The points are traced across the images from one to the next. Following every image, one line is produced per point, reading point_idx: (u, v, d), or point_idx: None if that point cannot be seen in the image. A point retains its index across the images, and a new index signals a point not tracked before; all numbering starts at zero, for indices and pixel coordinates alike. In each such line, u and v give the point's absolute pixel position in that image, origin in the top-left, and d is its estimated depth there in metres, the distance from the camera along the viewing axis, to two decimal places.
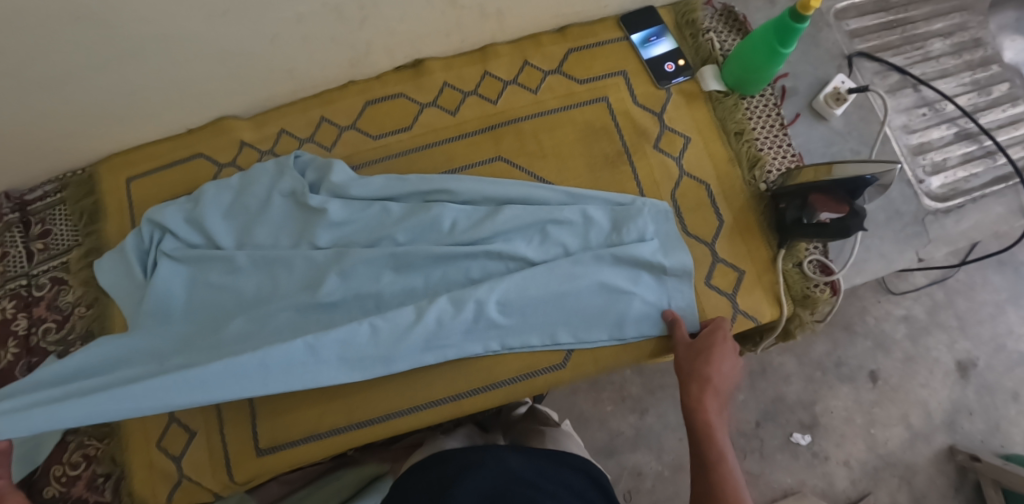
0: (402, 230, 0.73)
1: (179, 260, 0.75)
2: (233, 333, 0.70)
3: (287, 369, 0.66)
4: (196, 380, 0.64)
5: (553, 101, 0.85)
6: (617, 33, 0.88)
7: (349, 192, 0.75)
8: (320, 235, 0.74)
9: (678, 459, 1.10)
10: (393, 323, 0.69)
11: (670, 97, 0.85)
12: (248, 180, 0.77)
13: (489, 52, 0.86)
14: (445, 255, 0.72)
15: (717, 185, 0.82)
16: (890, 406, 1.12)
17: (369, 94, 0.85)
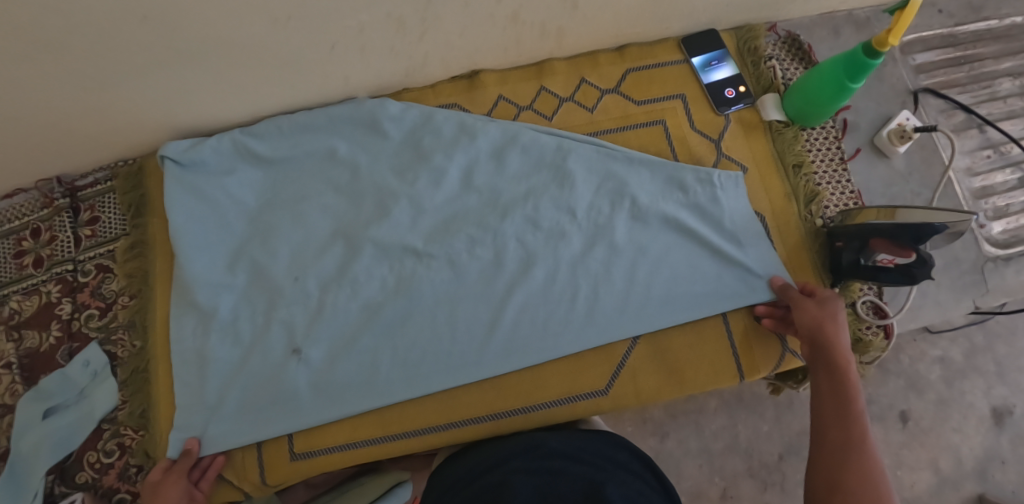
0: (469, 210, 0.81)
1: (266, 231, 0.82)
2: (291, 249, 0.82)
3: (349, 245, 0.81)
4: (262, 239, 0.82)
5: (607, 122, 0.84)
6: (677, 56, 0.86)
7: (422, 181, 0.82)
8: (375, 219, 0.81)
9: (697, 487, 1.08)
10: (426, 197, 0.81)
11: (728, 124, 0.83)
12: (308, 194, 0.84)
13: (545, 67, 0.85)
14: (457, 193, 0.81)
15: (771, 219, 0.80)
16: (918, 449, 1.19)
17: (421, 103, 0.85)
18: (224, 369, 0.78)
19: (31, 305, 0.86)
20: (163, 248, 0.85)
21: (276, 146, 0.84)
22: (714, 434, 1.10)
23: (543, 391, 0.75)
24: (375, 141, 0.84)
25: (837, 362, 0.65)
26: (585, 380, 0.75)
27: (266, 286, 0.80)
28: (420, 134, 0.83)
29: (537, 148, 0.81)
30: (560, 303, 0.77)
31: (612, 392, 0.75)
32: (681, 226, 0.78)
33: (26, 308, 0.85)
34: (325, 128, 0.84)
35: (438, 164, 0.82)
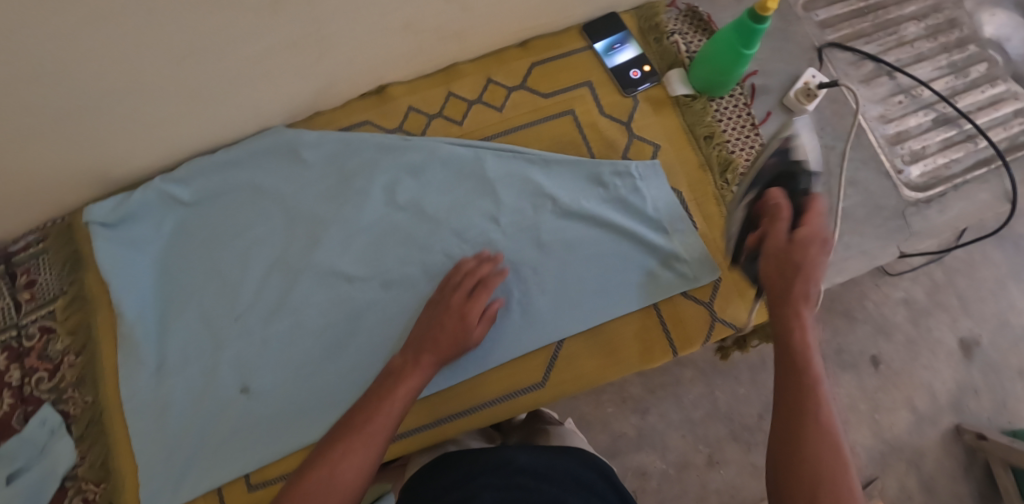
0: (395, 224, 0.82)
1: (202, 271, 0.84)
2: (229, 286, 0.83)
3: (282, 275, 0.83)
4: (200, 281, 0.84)
5: (518, 118, 0.84)
6: (581, 43, 0.87)
7: (346, 201, 0.83)
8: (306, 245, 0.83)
9: (683, 457, 1.10)
10: (350, 216, 0.82)
11: (637, 104, 0.84)
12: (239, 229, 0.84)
13: (452, 72, 0.86)
14: (381, 209, 0.82)
15: (688, 192, 0.81)
16: (893, 390, 1.20)
17: (335, 124, 0.86)
18: (178, 417, 0.79)
19: None
20: (104, 300, 0.86)
21: (202, 190, 0.85)
22: (692, 404, 1.12)
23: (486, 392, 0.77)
24: (294, 169, 0.84)
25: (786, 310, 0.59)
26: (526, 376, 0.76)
27: (208, 329, 0.82)
28: (339, 157, 0.84)
29: (455, 159, 0.82)
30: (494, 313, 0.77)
31: (551, 383, 0.76)
32: (603, 219, 0.79)
33: None
34: (246, 165, 0.85)
35: (357, 182, 0.83)
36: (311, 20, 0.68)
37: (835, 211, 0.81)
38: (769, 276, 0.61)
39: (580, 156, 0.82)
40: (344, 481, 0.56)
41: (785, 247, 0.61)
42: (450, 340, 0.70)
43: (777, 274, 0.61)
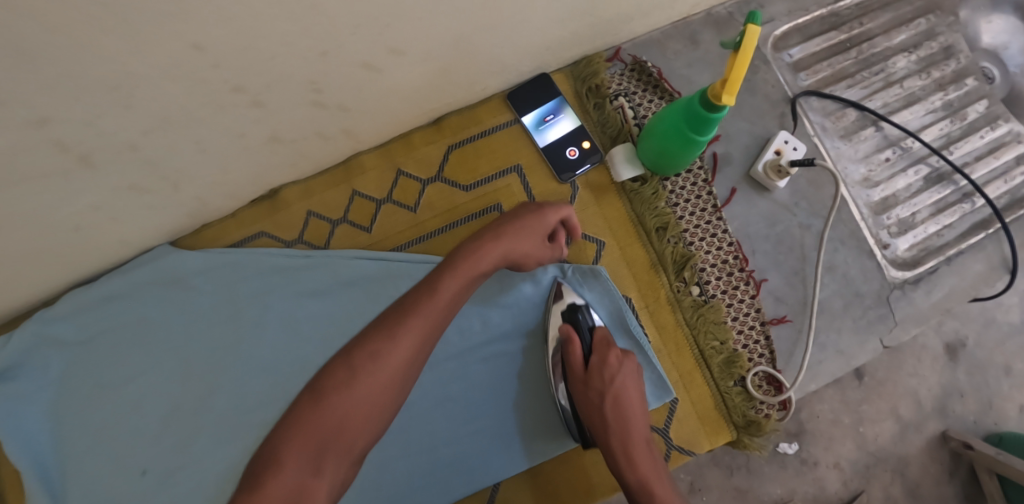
0: (301, 356, 0.71)
1: (91, 421, 0.75)
2: (127, 434, 0.75)
3: (186, 419, 0.74)
4: (93, 431, 0.75)
5: (433, 221, 0.71)
6: (506, 116, 0.73)
7: (248, 334, 0.72)
8: (210, 389, 0.73)
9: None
10: (254, 349, 0.72)
11: (576, 192, 0.71)
12: (127, 371, 0.75)
13: (353, 165, 0.72)
14: (286, 341, 0.71)
15: (638, 299, 0.70)
16: (877, 401, 1.06)
17: (224, 238, 0.74)
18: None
19: None
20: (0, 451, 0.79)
21: (84, 327, 0.75)
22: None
23: None
24: (181, 299, 0.73)
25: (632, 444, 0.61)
26: None
27: (112, 488, 0.74)
28: (232, 284, 0.72)
29: (361, 278, 0.70)
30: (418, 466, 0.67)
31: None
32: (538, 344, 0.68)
33: None
34: (128, 297, 0.74)
35: (262, 314, 0.71)
36: (141, 164, 0.56)
37: (808, 304, 0.71)
38: (629, 436, 0.61)
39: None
40: (391, 357, 0.49)
41: (602, 385, 0.62)
42: (499, 252, 0.57)
43: (622, 432, 0.61)
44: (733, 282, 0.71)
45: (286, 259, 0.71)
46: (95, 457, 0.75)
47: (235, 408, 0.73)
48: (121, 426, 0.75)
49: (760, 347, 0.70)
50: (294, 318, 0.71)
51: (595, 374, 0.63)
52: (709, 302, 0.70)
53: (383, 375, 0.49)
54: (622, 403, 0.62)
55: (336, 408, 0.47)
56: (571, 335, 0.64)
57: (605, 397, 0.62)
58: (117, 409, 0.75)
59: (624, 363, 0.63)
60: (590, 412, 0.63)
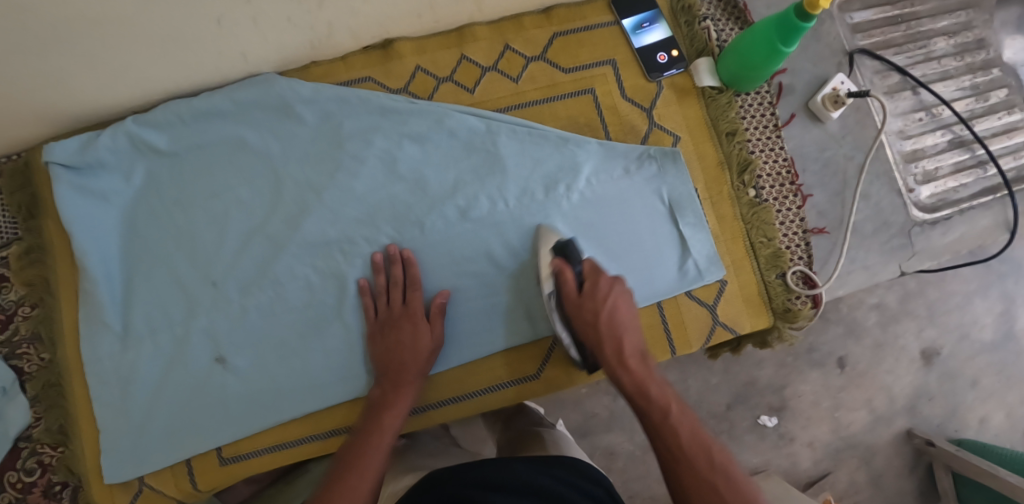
0: (390, 193, 0.76)
1: (170, 228, 0.78)
2: (203, 244, 0.77)
3: (264, 239, 0.76)
4: (173, 239, 0.78)
5: (532, 92, 0.79)
6: (608, 17, 0.81)
7: (342, 166, 0.76)
8: (292, 215, 0.76)
9: (650, 440, 1.15)
10: (346, 179, 0.76)
11: (661, 91, 0.80)
12: (213, 186, 0.77)
13: (465, 33, 0.79)
14: (381, 181, 0.76)
15: (702, 190, 0.79)
16: (855, 391, 1.18)
17: (332, 77, 0.78)
18: (146, 387, 0.76)
19: None
20: (61, 251, 0.80)
21: (179, 138, 0.78)
22: None
23: (494, 375, 0.75)
24: (285, 126, 0.77)
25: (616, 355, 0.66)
26: (533, 356, 0.76)
27: (182, 292, 0.77)
28: (339, 119, 0.77)
29: (464, 130, 0.76)
30: (484, 304, 0.75)
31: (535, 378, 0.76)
32: (618, 206, 0.77)
33: None
34: (229, 116, 0.77)
35: (367, 154, 0.76)
36: None
37: (844, 221, 0.82)
38: (622, 346, 0.67)
39: (595, 139, 0.78)
40: (385, 428, 0.66)
41: (591, 316, 0.67)
42: (425, 340, 0.71)
43: (617, 344, 0.67)
44: (784, 193, 0.80)
45: (395, 104, 0.76)
46: (171, 264, 0.77)
47: (314, 238, 0.76)
48: (199, 237, 0.77)
49: (800, 250, 0.80)
50: (394, 159, 0.76)
51: (588, 298, 0.68)
52: (762, 204, 0.80)
53: (385, 435, 0.65)
54: (617, 324, 0.68)
55: (372, 426, 0.66)
56: (564, 266, 0.68)
57: (600, 313, 0.67)
58: (199, 220, 0.77)
59: (614, 287, 0.69)
60: (585, 329, 0.68)
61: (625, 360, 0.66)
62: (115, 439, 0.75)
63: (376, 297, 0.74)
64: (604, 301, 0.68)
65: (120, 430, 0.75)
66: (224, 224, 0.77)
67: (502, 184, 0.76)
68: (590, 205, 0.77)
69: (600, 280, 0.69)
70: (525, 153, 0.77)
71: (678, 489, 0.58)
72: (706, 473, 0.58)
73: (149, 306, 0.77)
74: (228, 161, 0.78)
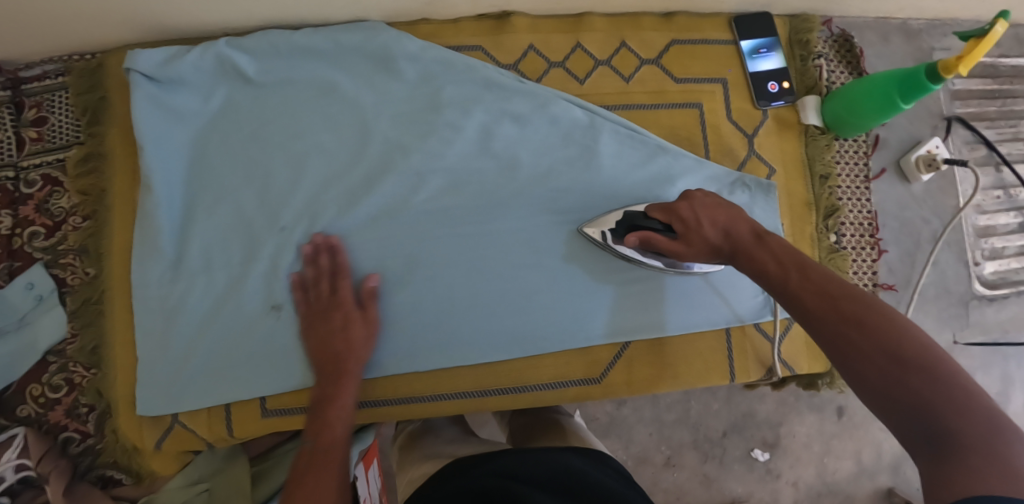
0: (478, 169, 0.73)
1: (240, 161, 0.73)
2: (274, 185, 0.72)
3: (339, 192, 0.72)
4: (240, 174, 0.73)
5: (640, 95, 0.77)
6: (726, 35, 0.80)
7: (434, 132, 0.72)
8: (373, 171, 0.72)
9: (643, 452, 1.17)
10: (436, 146, 0.72)
11: (765, 120, 0.79)
12: (294, 126, 0.73)
13: (583, 21, 0.77)
14: (471, 155, 0.73)
15: (788, 226, 0.78)
16: (846, 440, 1.21)
17: (440, 38, 0.75)
18: (190, 324, 0.71)
19: None
20: (119, 164, 0.75)
21: (270, 70, 0.73)
22: (666, 407, 1.18)
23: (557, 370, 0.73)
24: (384, 79, 0.73)
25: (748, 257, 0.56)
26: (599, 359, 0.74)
27: (241, 231, 0.72)
28: (439, 80, 0.73)
29: (567, 119, 0.74)
30: (557, 301, 0.73)
31: (562, 390, 0.73)
32: None
33: None
34: (327, 57, 0.73)
35: (464, 123, 0.72)
36: None
37: (912, 283, 0.83)
38: (745, 247, 0.57)
39: (695, 155, 0.77)
40: (335, 425, 0.64)
41: (698, 232, 0.59)
42: (358, 335, 0.68)
43: (733, 246, 0.57)
44: (862, 243, 0.81)
45: (503, 79, 0.73)
46: (235, 199, 0.72)
47: (392, 201, 0.72)
48: (270, 177, 0.72)
49: None
50: (490, 135, 0.73)
51: (687, 223, 0.60)
52: (840, 251, 0.80)
53: (333, 436, 0.63)
54: (734, 223, 0.59)
55: (316, 428, 0.64)
56: (649, 233, 0.63)
57: (712, 231, 0.59)
58: (272, 158, 0.73)
59: (698, 198, 0.61)
60: (697, 249, 0.59)
61: (748, 246, 0.57)
62: (146, 371, 0.71)
63: (307, 290, 0.70)
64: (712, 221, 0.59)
65: (153, 364, 0.70)
66: (299, 168, 0.72)
67: (597, 182, 0.74)
68: None
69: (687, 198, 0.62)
70: (626, 153, 0.75)
71: (891, 399, 0.43)
72: (909, 383, 0.42)
73: (202, 239, 0.72)
74: (315, 105, 0.73)
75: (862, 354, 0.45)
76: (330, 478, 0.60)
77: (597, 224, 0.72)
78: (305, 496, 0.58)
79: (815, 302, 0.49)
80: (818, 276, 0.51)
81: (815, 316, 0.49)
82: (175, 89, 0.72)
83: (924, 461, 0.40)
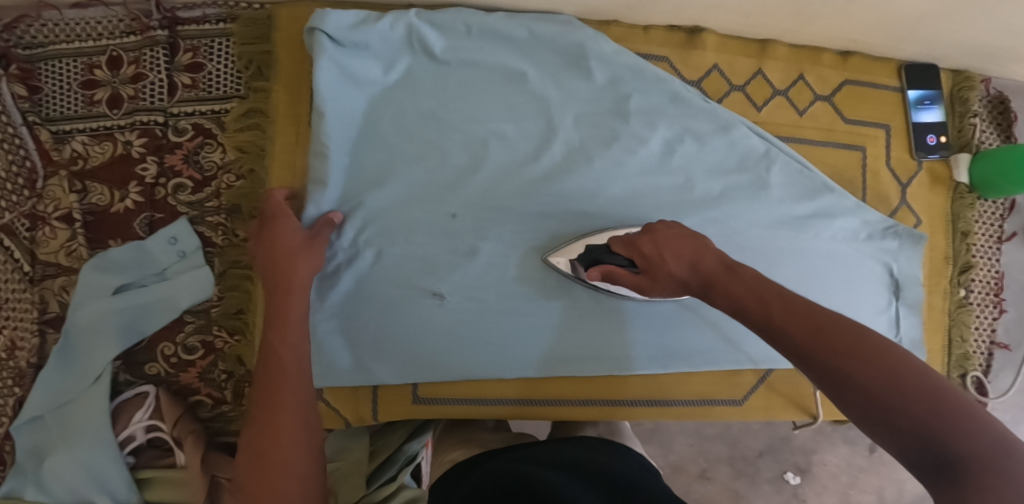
0: (651, 182, 0.73)
1: (418, 137, 0.71)
2: (450, 168, 0.71)
3: (512, 187, 0.71)
4: (418, 154, 0.70)
5: (810, 130, 0.78)
6: (894, 82, 0.80)
7: (617, 138, 0.72)
8: (549, 170, 0.72)
9: (680, 462, 1.17)
10: (615, 155, 0.73)
11: (920, 171, 0.81)
12: (477, 112, 0.71)
13: (768, 48, 0.77)
14: (650, 170, 0.73)
15: (926, 277, 0.81)
16: (873, 476, 1.22)
17: (631, 44, 0.74)
18: (350, 301, 0.69)
19: (100, 152, 0.74)
20: (282, 126, 0.70)
21: (459, 50, 0.70)
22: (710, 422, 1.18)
23: (704, 388, 0.75)
24: (573, 77, 0.72)
25: (718, 293, 0.52)
26: (744, 382, 0.76)
27: (409, 212, 0.70)
28: (627, 86, 0.72)
29: (743, 145, 0.75)
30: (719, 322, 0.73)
31: (586, 407, 0.72)
32: (854, 265, 0.78)
33: (94, 155, 0.74)
34: (519, 46, 0.71)
35: (649, 137, 0.73)
36: None
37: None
38: (714, 281, 0.53)
39: (855, 198, 0.78)
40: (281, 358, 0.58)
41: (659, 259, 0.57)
42: (299, 266, 0.63)
43: (699, 269, 0.55)
44: (986, 301, 0.84)
45: (694, 97, 0.74)
46: (407, 179, 0.70)
47: (566, 202, 0.72)
48: (447, 161, 0.71)
49: (981, 358, 0.84)
50: (670, 150, 0.74)
51: (656, 262, 0.57)
52: (967, 306, 0.83)
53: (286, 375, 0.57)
54: (701, 254, 0.56)
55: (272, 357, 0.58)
56: (614, 267, 0.59)
57: (676, 263, 0.56)
58: (454, 140, 0.71)
59: (664, 231, 0.59)
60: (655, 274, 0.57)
61: (731, 275, 0.52)
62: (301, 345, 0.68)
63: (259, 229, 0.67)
64: (679, 260, 0.56)
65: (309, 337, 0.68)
66: (478, 155, 0.71)
67: (761, 210, 0.76)
68: (837, 256, 0.78)
69: (656, 233, 0.59)
70: (795, 186, 0.76)
71: (901, 430, 0.39)
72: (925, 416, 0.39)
73: (367, 216, 0.69)
74: (500, 93, 0.71)
75: (858, 386, 0.41)
76: (291, 423, 0.55)
77: (562, 253, 0.70)
78: (263, 438, 0.54)
79: (799, 333, 0.45)
80: (799, 307, 0.47)
81: (801, 352, 0.44)
82: (359, 56, 0.69)
83: (937, 489, 0.37)
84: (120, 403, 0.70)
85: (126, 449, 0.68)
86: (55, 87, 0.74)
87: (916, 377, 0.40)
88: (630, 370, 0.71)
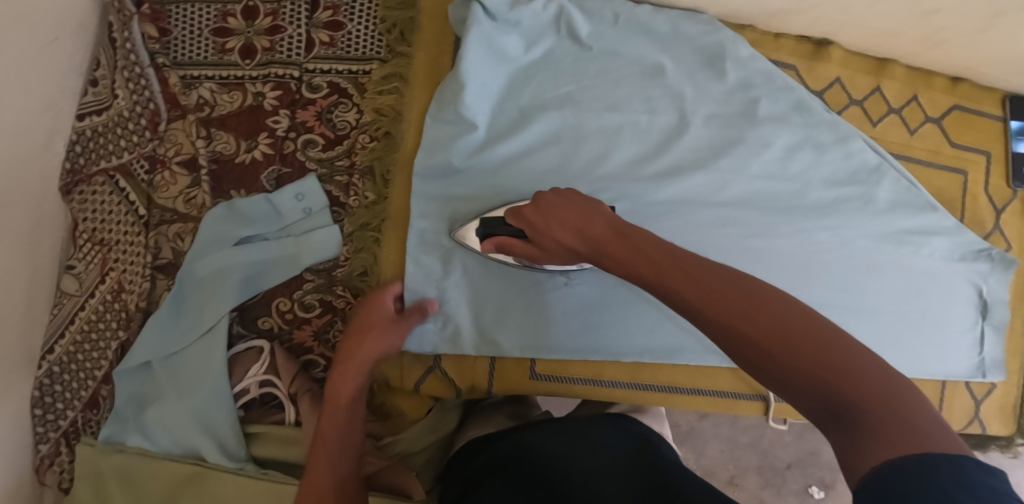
0: (770, 183, 0.75)
1: (555, 118, 0.71)
2: (583, 151, 0.71)
3: (640, 176, 0.72)
4: (553, 134, 0.71)
5: (919, 150, 0.81)
6: (998, 112, 0.83)
7: (744, 137, 0.74)
8: (676, 163, 0.73)
9: (710, 465, 1.05)
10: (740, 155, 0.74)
11: (1014, 199, 0.84)
12: (614, 99, 0.72)
13: (887, 67, 0.79)
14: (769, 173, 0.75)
15: (1012, 300, 0.84)
16: None
17: (762, 49, 0.76)
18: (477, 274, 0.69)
19: (227, 101, 0.74)
20: (421, 91, 0.69)
21: (604, 36, 0.72)
22: (743, 429, 1.06)
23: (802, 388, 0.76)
24: (708, 76, 0.73)
25: (609, 265, 0.49)
26: None
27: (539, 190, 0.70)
28: (758, 89, 0.74)
29: (859, 158, 0.77)
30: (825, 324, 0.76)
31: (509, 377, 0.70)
32: (949, 283, 0.80)
33: (222, 103, 0.73)
34: (661, 40, 0.73)
35: (773, 140, 0.75)
36: None
37: None
38: (601, 247, 0.50)
39: (955, 219, 0.81)
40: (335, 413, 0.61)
41: (545, 226, 0.55)
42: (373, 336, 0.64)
43: (587, 232, 0.51)
44: None
45: (820, 107, 0.75)
46: (540, 157, 0.70)
47: (690, 195, 0.73)
48: (581, 144, 0.71)
49: None
50: (790, 155, 0.75)
51: (544, 230, 0.55)
52: None
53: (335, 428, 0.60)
54: (588, 211, 0.53)
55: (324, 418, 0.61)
56: (506, 240, 0.61)
57: (566, 228, 0.53)
58: (589, 124, 0.72)
59: (551, 197, 0.55)
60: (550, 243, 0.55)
61: (626, 233, 0.49)
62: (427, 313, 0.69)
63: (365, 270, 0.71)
64: (572, 233, 0.53)
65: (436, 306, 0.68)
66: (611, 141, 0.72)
67: (870, 221, 0.78)
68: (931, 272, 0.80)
69: (543, 202, 0.56)
70: (904, 200, 0.78)
71: (801, 387, 0.37)
72: (817, 370, 0.37)
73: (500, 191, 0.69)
74: (637, 83, 0.72)
75: (754, 345, 0.39)
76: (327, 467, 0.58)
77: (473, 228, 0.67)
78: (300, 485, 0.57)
79: (694, 298, 0.42)
80: (687, 266, 0.44)
81: (698, 317, 0.42)
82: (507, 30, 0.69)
83: (836, 438, 0.36)
84: (232, 356, 0.69)
85: (239, 402, 0.68)
86: (184, 32, 0.73)
87: (802, 328, 0.38)
88: (546, 349, 0.69)
